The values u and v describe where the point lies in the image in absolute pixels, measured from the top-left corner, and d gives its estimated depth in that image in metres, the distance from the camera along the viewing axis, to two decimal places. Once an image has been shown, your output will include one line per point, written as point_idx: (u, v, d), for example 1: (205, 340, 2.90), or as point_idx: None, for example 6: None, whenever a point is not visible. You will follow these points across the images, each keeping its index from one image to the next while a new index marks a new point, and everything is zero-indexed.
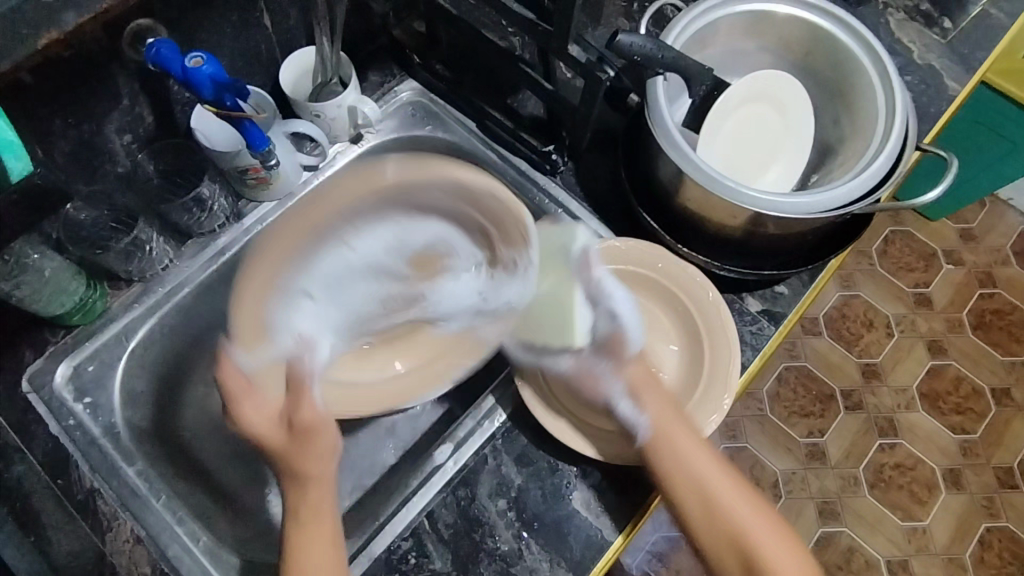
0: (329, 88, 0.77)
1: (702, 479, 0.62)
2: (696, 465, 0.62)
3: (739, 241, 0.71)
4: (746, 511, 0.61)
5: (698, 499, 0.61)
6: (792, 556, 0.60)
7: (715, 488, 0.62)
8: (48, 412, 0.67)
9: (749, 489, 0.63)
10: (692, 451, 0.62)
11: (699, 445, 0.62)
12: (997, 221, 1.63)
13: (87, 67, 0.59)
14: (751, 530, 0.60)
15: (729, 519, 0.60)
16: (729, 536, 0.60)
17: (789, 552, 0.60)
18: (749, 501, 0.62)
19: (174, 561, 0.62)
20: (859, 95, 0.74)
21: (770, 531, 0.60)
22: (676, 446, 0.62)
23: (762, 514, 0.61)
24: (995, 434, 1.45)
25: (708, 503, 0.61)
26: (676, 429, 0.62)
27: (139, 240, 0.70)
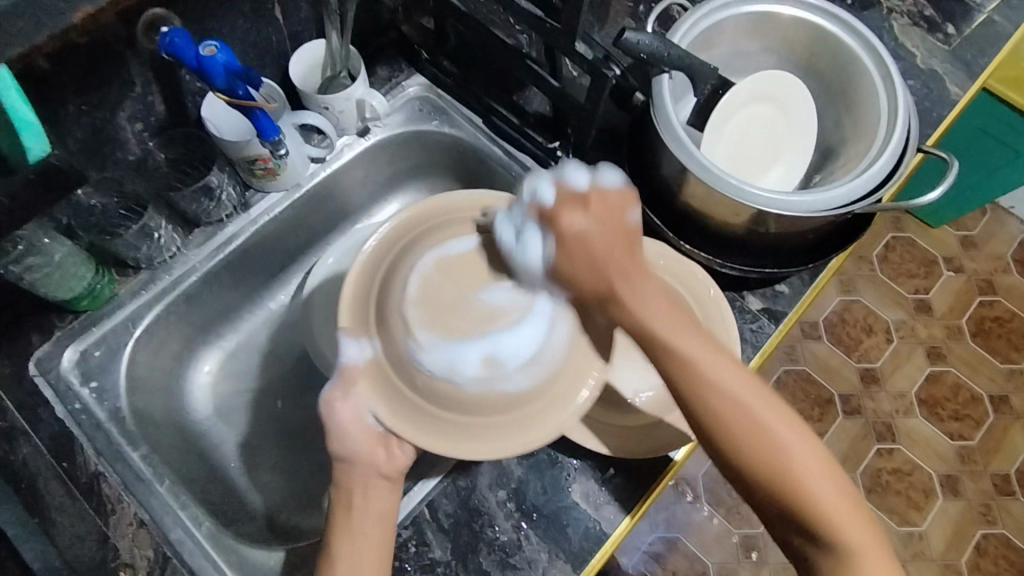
0: (338, 82, 0.78)
1: (715, 383, 0.46)
2: (706, 365, 0.46)
3: (740, 239, 0.72)
4: (772, 418, 0.46)
5: (706, 403, 0.46)
6: (825, 469, 0.46)
7: (733, 392, 0.46)
8: (55, 395, 0.67)
9: (772, 393, 0.48)
10: (697, 347, 0.47)
11: (700, 338, 0.47)
12: (998, 229, 1.63)
13: (101, 54, 0.59)
14: (781, 443, 0.45)
15: (753, 437, 0.45)
16: (753, 450, 0.45)
17: (822, 465, 0.46)
18: (776, 408, 0.47)
19: (176, 545, 0.63)
20: (861, 98, 0.74)
21: (802, 441, 0.46)
22: (676, 342, 0.47)
23: (791, 421, 0.47)
24: (993, 441, 1.45)
25: (724, 413, 0.46)
26: (673, 327, 0.47)
27: (147, 228, 0.70)
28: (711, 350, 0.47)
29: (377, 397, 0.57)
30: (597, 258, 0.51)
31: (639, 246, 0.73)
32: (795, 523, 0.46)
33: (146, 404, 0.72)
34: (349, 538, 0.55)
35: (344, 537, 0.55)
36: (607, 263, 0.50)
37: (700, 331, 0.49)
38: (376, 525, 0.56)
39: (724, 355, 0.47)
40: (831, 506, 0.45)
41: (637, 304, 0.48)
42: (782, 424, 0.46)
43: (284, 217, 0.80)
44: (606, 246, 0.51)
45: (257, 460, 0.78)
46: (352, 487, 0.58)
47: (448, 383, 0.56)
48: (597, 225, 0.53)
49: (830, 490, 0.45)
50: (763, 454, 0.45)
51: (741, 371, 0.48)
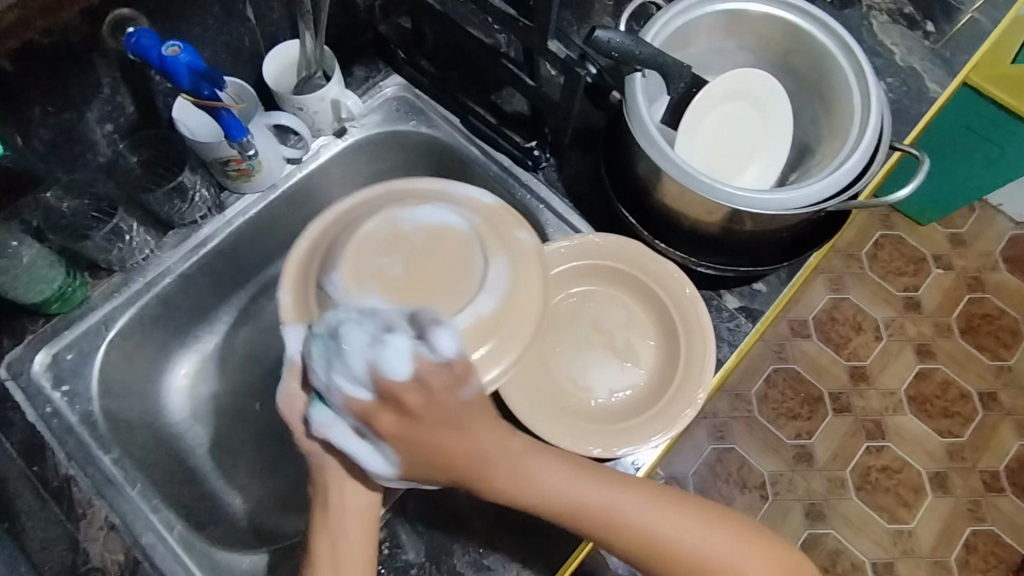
0: (314, 82, 0.77)
1: (608, 509, 0.56)
2: (601, 501, 0.56)
3: (715, 238, 0.72)
4: (661, 522, 0.56)
5: (609, 529, 0.55)
6: (719, 536, 0.57)
7: (615, 504, 0.56)
8: (27, 399, 0.67)
9: (650, 485, 0.58)
10: (536, 466, 0.56)
11: (549, 457, 0.57)
12: (986, 227, 1.64)
13: (67, 55, 0.59)
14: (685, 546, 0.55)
15: (636, 531, 0.55)
16: (649, 551, 0.56)
17: (721, 534, 0.57)
18: (673, 508, 0.57)
19: (148, 548, 0.63)
20: (836, 95, 0.74)
21: (691, 526, 0.56)
22: (560, 491, 0.56)
23: (678, 517, 0.56)
24: (981, 438, 1.46)
25: (599, 514, 0.55)
26: (521, 455, 0.56)
27: (119, 229, 0.70)
28: (578, 474, 0.57)
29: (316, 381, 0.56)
30: (433, 445, 0.53)
31: (609, 239, 0.73)
32: None
33: (120, 407, 0.72)
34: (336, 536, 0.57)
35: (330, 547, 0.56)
36: (451, 424, 0.53)
37: (549, 457, 0.57)
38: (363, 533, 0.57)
39: (596, 476, 0.57)
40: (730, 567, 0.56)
41: (494, 454, 0.55)
42: (672, 520, 0.56)
43: (261, 218, 0.79)
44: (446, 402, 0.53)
45: (237, 462, 0.78)
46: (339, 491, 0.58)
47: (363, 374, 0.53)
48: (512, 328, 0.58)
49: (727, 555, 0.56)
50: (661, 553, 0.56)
51: (632, 483, 0.57)
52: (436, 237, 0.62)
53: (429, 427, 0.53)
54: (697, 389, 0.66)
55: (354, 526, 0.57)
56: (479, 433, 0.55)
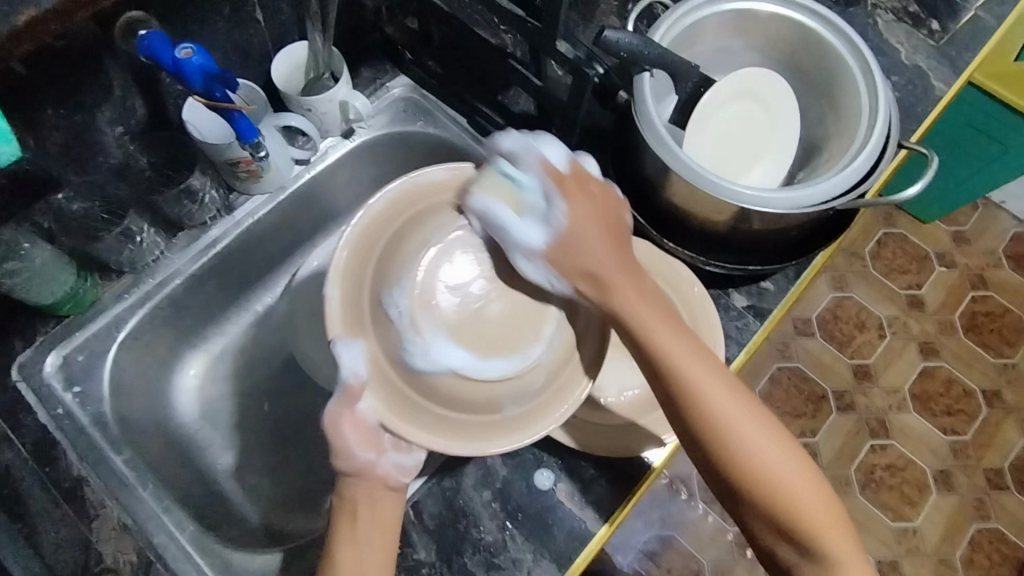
0: (322, 83, 0.79)
1: (748, 452, 0.54)
2: (725, 392, 0.55)
3: (723, 237, 0.72)
4: (779, 459, 0.54)
5: (716, 438, 0.54)
6: (804, 473, 0.55)
7: (726, 400, 0.55)
8: (39, 400, 0.67)
9: (780, 432, 0.56)
10: (704, 375, 0.55)
11: (715, 370, 0.56)
12: (989, 225, 1.64)
13: (78, 58, 0.59)
14: (771, 466, 0.54)
15: (742, 425, 0.55)
16: (766, 491, 0.54)
17: (810, 480, 0.55)
18: (790, 453, 0.55)
19: (160, 549, 0.63)
20: (844, 94, 0.74)
21: (808, 483, 0.54)
22: (699, 391, 0.54)
23: (796, 465, 0.55)
24: (985, 436, 1.46)
25: (719, 413, 0.54)
26: (687, 360, 0.55)
27: (130, 231, 0.71)
28: (727, 390, 0.55)
29: (378, 407, 0.55)
30: (585, 251, 0.57)
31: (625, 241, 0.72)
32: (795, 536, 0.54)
33: (131, 408, 0.72)
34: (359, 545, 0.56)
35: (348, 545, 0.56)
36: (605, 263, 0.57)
37: (709, 355, 0.57)
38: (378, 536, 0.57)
39: (744, 402, 0.56)
40: (803, 504, 0.53)
41: (656, 336, 0.55)
42: (788, 466, 0.55)
43: (270, 219, 0.80)
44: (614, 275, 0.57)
45: (247, 463, 0.78)
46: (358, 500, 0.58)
47: (441, 381, 0.54)
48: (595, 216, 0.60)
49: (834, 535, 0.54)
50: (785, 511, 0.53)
51: (775, 428, 0.56)
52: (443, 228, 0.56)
53: (582, 244, 0.58)
54: None
55: (375, 534, 0.57)
56: (599, 250, 0.58)
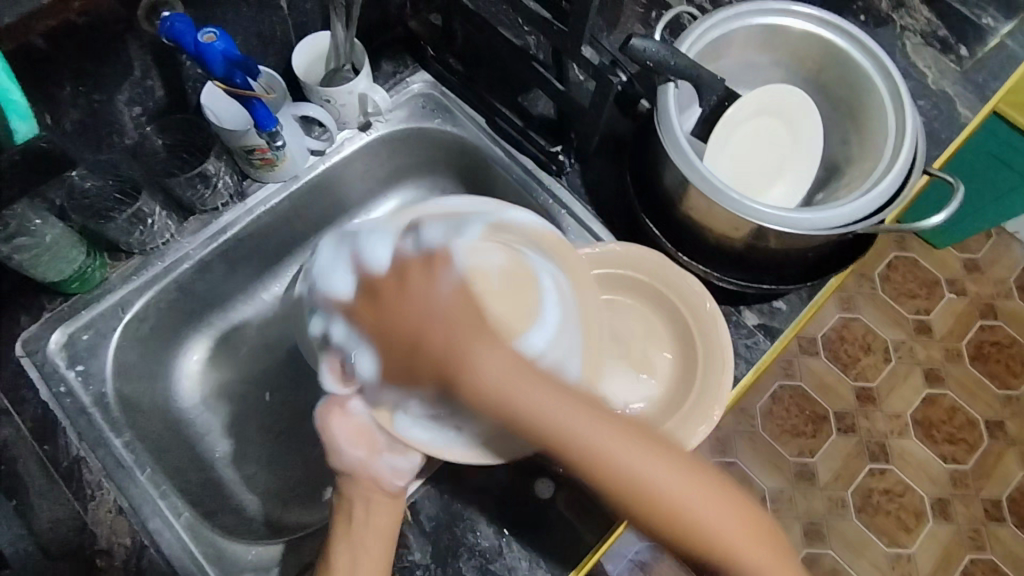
0: (341, 75, 0.78)
1: (632, 477, 0.48)
2: (555, 414, 0.49)
3: (739, 253, 0.71)
4: (708, 510, 0.48)
5: (601, 478, 0.48)
6: (710, 501, 0.48)
7: (616, 454, 0.48)
8: (41, 377, 0.67)
9: (702, 468, 0.49)
10: (527, 386, 0.50)
11: (537, 383, 0.50)
12: (1002, 253, 1.62)
13: (103, 37, 0.59)
14: (661, 491, 0.47)
15: (634, 479, 0.48)
16: (631, 501, 0.48)
17: (715, 505, 0.48)
18: (707, 489, 0.48)
19: (154, 534, 0.62)
20: (870, 116, 0.73)
21: (746, 523, 0.49)
22: (570, 441, 0.48)
23: (722, 491, 0.49)
24: (986, 466, 1.44)
25: (591, 455, 0.48)
26: (521, 389, 0.50)
27: (141, 213, 0.70)
28: (621, 433, 0.49)
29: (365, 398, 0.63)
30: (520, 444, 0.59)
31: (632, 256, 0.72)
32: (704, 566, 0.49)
33: (133, 390, 0.72)
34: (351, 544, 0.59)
35: (344, 551, 0.58)
36: (443, 340, 0.52)
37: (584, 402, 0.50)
38: (375, 543, 0.58)
39: (646, 448, 0.49)
40: (734, 557, 0.48)
41: (527, 400, 0.49)
42: (734, 519, 0.48)
43: (282, 208, 0.79)
44: (497, 361, 0.51)
45: (243, 451, 0.78)
46: (354, 500, 0.60)
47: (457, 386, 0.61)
48: (412, 302, 0.55)
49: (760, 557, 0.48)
50: (685, 531, 0.48)
51: (655, 446, 0.49)
52: (509, 278, 0.66)
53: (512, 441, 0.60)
54: (713, 405, 0.65)
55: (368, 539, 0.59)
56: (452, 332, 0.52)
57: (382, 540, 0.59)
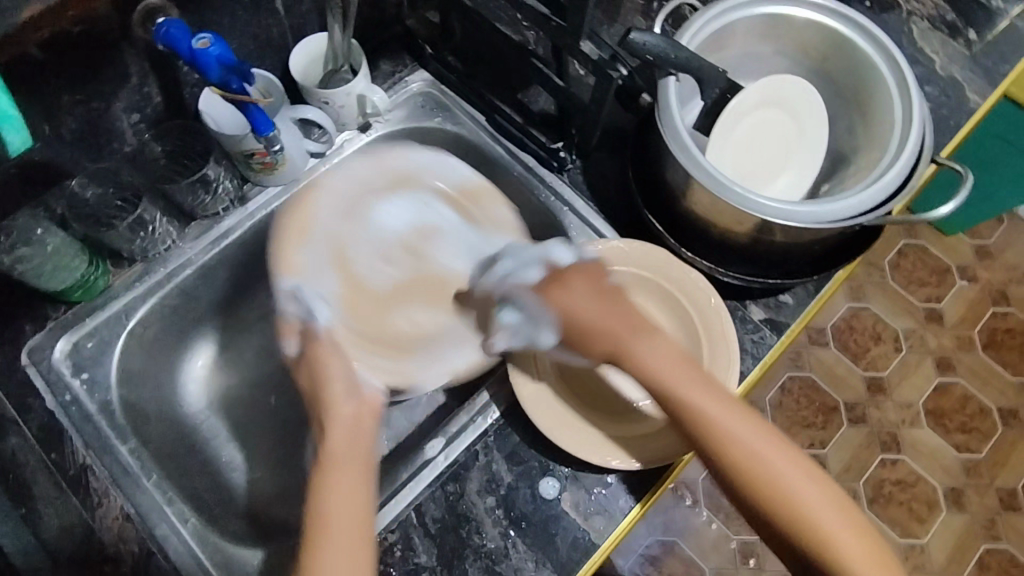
0: (340, 76, 0.77)
1: (745, 452, 0.53)
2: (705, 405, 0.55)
3: (744, 247, 0.70)
4: (837, 523, 0.52)
5: (734, 456, 0.53)
6: (829, 501, 0.52)
7: (742, 444, 0.54)
8: (46, 386, 0.67)
9: (831, 484, 0.53)
10: (684, 382, 0.56)
11: (687, 376, 0.56)
12: (1015, 239, 1.60)
13: (97, 45, 0.59)
14: (785, 488, 0.52)
15: (751, 460, 0.53)
16: (767, 486, 0.52)
17: (833, 505, 0.52)
18: (820, 489, 0.53)
19: (161, 540, 0.62)
20: (878, 105, 0.72)
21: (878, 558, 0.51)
22: (726, 427, 0.54)
23: (850, 515, 0.52)
24: (1000, 455, 1.43)
25: (730, 439, 0.54)
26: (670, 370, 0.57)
27: (143, 219, 0.70)
28: (731, 409, 0.55)
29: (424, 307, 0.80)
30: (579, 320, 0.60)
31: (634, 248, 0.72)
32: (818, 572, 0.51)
33: (138, 396, 0.72)
34: (332, 487, 0.54)
35: (331, 490, 0.54)
36: (572, 288, 0.62)
37: (752, 417, 0.55)
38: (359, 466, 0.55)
39: (802, 468, 0.53)
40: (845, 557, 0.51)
41: (644, 361, 0.57)
42: (863, 542, 0.51)
43: None
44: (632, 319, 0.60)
45: (250, 454, 0.78)
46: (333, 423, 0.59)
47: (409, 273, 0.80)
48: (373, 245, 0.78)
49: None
50: (812, 540, 0.51)
51: (775, 441, 0.54)
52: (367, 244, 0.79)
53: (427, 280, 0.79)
54: None
55: (348, 475, 0.55)
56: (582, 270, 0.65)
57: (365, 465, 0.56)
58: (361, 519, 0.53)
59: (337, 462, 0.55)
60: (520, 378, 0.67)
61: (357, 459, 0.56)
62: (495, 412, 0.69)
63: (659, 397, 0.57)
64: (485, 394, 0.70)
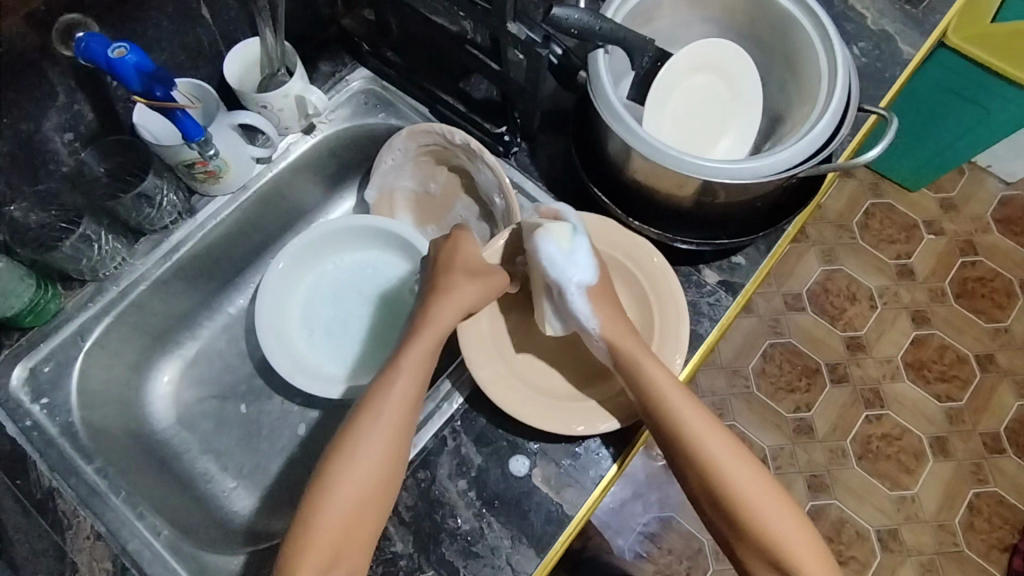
0: (277, 79, 0.76)
1: (688, 426, 0.61)
2: (660, 384, 0.61)
3: (689, 211, 0.72)
4: (761, 493, 0.59)
5: (677, 430, 0.61)
6: (754, 474, 0.60)
7: (685, 419, 0.61)
8: (6, 413, 0.66)
9: (758, 466, 0.61)
10: (647, 363, 0.62)
11: (651, 359, 0.62)
12: (976, 189, 1.63)
13: (19, 63, 0.59)
14: (716, 458, 0.60)
15: (690, 435, 0.60)
16: (704, 455, 0.60)
17: (757, 479, 0.60)
18: (748, 465, 0.60)
19: (135, 556, 0.62)
20: (804, 60, 0.73)
21: (803, 537, 0.59)
22: (671, 405, 0.61)
23: (769, 488, 0.60)
24: (981, 400, 1.45)
25: (677, 416, 0.61)
26: (637, 350, 0.63)
27: (85, 237, 0.69)
28: (679, 391, 0.62)
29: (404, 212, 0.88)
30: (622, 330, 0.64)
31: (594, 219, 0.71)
32: (738, 528, 0.59)
33: (103, 416, 0.72)
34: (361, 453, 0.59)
35: (362, 443, 0.59)
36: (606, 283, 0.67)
37: (704, 412, 0.62)
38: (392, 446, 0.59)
39: (732, 444, 0.61)
40: (763, 519, 0.58)
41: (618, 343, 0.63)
42: (779, 510, 0.59)
43: (233, 219, 0.79)
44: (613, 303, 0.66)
45: (228, 465, 0.78)
46: (391, 385, 0.62)
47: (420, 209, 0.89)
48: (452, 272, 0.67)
49: (792, 539, 0.58)
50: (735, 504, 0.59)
51: (712, 420, 0.62)
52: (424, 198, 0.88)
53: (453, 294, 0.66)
54: (675, 354, 0.68)
55: (374, 453, 0.58)
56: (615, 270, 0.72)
57: (387, 456, 0.59)
58: (362, 499, 0.57)
59: (387, 408, 0.60)
60: (477, 362, 0.66)
61: (402, 408, 0.61)
62: (459, 396, 0.70)
63: (627, 382, 0.63)
64: (448, 381, 0.71)
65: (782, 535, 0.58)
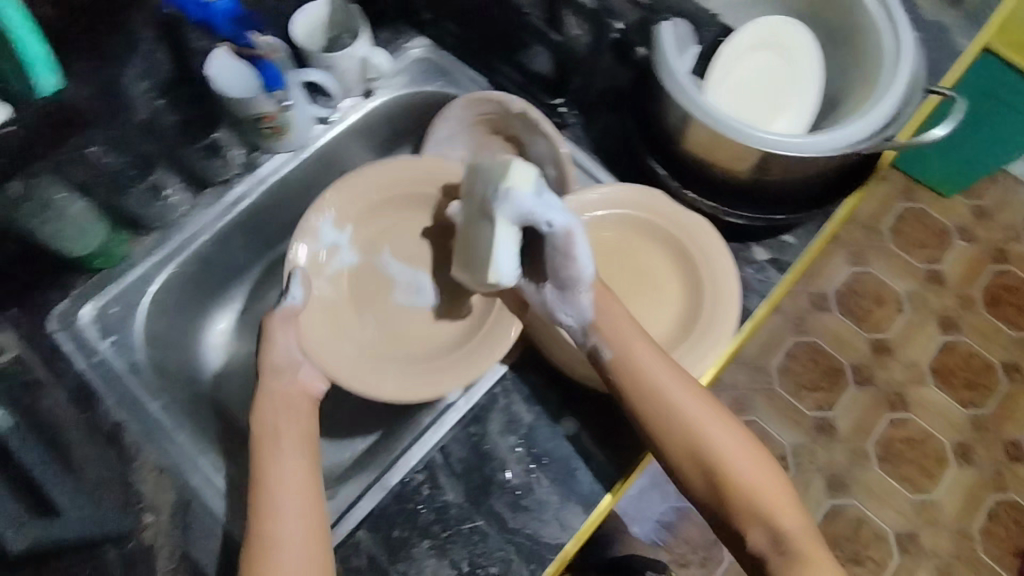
0: (341, 42, 0.81)
1: (662, 389, 0.62)
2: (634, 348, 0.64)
3: (745, 185, 0.72)
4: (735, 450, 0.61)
5: (650, 393, 0.62)
6: (729, 434, 0.61)
7: (660, 381, 0.62)
8: (75, 348, 0.68)
9: (735, 427, 0.62)
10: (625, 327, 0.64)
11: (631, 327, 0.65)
12: (1009, 198, 1.62)
13: (113, 6, 0.61)
14: (690, 419, 0.61)
15: (664, 399, 0.62)
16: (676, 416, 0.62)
17: (733, 437, 0.61)
18: (723, 426, 0.62)
19: (196, 490, 0.64)
20: (865, 41, 0.74)
21: (786, 495, 0.60)
22: (644, 368, 0.63)
23: (746, 446, 0.61)
24: (1006, 409, 1.45)
25: (651, 379, 0.62)
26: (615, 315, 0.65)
27: (156, 186, 0.75)
28: (653, 353, 0.64)
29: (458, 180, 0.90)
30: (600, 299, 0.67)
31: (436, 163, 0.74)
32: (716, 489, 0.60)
33: (165, 358, 0.74)
34: (281, 559, 0.55)
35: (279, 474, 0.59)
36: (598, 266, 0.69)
37: (679, 375, 0.64)
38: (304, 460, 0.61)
39: (707, 405, 0.62)
40: (741, 476, 0.59)
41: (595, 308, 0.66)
42: (758, 468, 0.60)
43: (292, 177, 0.81)
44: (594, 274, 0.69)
45: None
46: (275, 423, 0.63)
47: None
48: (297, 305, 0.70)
49: (773, 494, 0.59)
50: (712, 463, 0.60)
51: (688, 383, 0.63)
52: None
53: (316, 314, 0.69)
54: (724, 322, 0.69)
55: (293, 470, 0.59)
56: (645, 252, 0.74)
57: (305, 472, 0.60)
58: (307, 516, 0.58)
59: (284, 439, 0.62)
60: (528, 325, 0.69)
61: (301, 434, 0.63)
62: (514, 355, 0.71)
63: (606, 347, 0.65)
64: None
65: (761, 493, 0.59)
